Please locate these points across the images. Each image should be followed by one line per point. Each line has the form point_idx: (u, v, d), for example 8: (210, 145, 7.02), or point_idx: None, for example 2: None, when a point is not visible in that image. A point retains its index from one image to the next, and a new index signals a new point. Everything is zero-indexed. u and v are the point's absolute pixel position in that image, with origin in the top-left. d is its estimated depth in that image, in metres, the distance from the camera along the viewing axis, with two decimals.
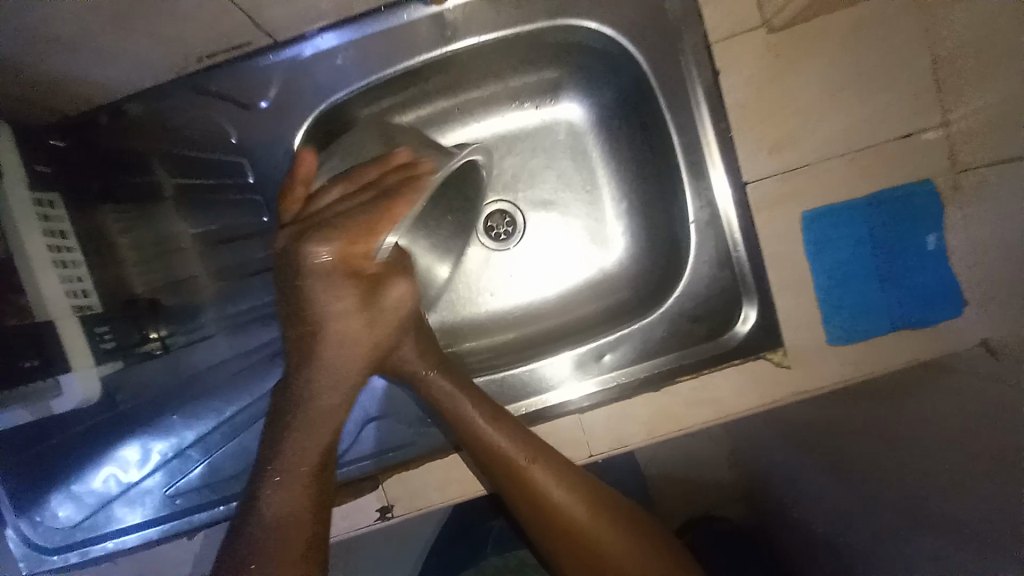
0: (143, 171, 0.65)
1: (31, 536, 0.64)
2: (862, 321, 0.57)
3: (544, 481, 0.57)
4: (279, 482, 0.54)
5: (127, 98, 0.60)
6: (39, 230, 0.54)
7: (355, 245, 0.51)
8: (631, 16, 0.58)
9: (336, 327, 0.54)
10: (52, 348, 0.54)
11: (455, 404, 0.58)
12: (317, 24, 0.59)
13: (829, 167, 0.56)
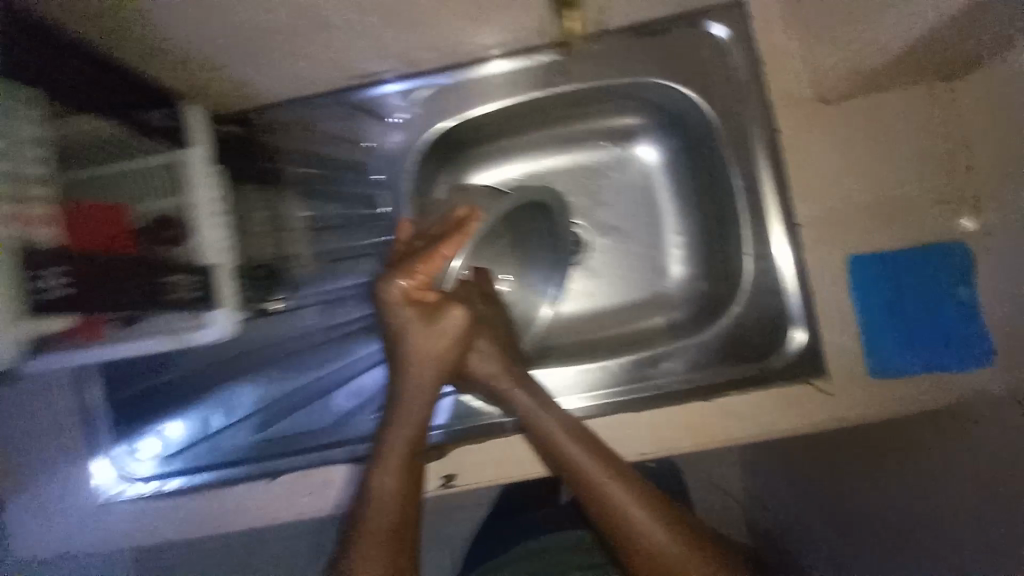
0: (273, 159, 0.77)
1: (136, 457, 0.75)
2: (898, 359, 0.63)
3: (609, 485, 0.62)
4: (380, 471, 0.63)
5: (287, 106, 0.75)
6: (211, 185, 0.61)
7: (420, 279, 0.62)
8: (706, 78, 0.70)
9: (418, 347, 0.63)
10: (208, 288, 0.60)
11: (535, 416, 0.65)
12: (386, 73, 0.72)
13: (870, 220, 0.64)
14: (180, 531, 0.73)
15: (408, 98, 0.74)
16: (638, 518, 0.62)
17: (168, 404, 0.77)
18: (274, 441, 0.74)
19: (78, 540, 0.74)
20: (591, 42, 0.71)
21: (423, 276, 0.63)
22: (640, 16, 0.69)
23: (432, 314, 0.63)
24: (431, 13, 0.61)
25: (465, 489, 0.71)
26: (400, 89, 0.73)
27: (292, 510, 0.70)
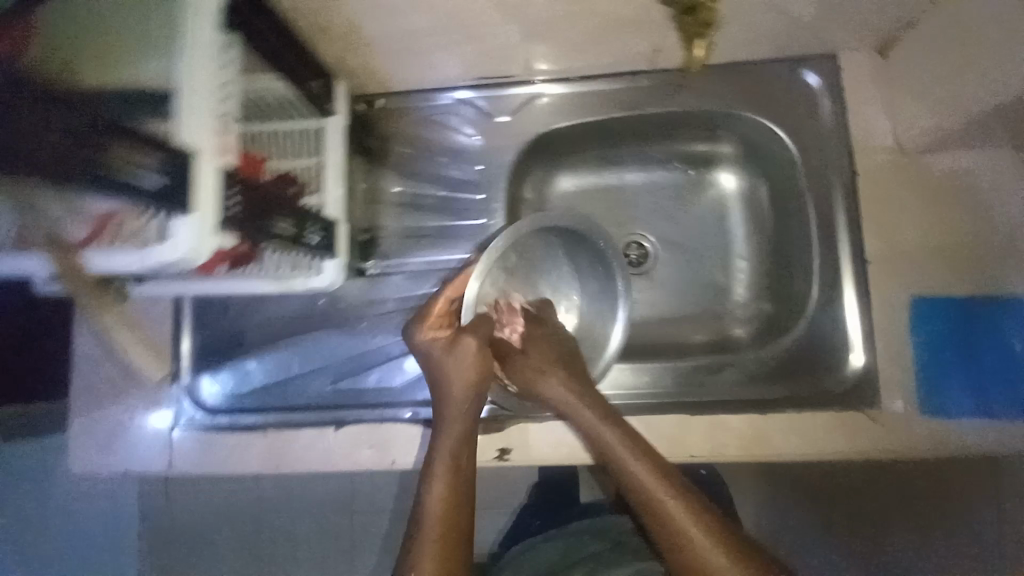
0: (381, 139, 0.84)
1: (207, 392, 0.79)
2: (949, 400, 0.67)
3: (659, 491, 0.61)
4: (436, 483, 0.65)
5: (402, 93, 0.82)
6: (343, 153, 0.72)
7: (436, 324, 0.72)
8: (795, 117, 0.75)
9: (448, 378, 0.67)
10: (331, 237, 0.70)
11: (575, 407, 0.66)
12: (454, 84, 0.81)
13: (934, 264, 0.69)
14: (240, 464, 0.76)
15: (475, 106, 0.83)
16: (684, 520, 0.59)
17: (244, 347, 0.81)
18: (341, 394, 0.78)
19: (146, 458, 0.78)
20: (690, 74, 0.77)
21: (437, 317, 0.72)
22: (740, 56, 0.75)
23: (451, 343, 0.68)
24: (561, 28, 0.69)
25: (519, 465, 0.74)
26: (469, 97, 0.82)
27: (354, 459, 0.74)
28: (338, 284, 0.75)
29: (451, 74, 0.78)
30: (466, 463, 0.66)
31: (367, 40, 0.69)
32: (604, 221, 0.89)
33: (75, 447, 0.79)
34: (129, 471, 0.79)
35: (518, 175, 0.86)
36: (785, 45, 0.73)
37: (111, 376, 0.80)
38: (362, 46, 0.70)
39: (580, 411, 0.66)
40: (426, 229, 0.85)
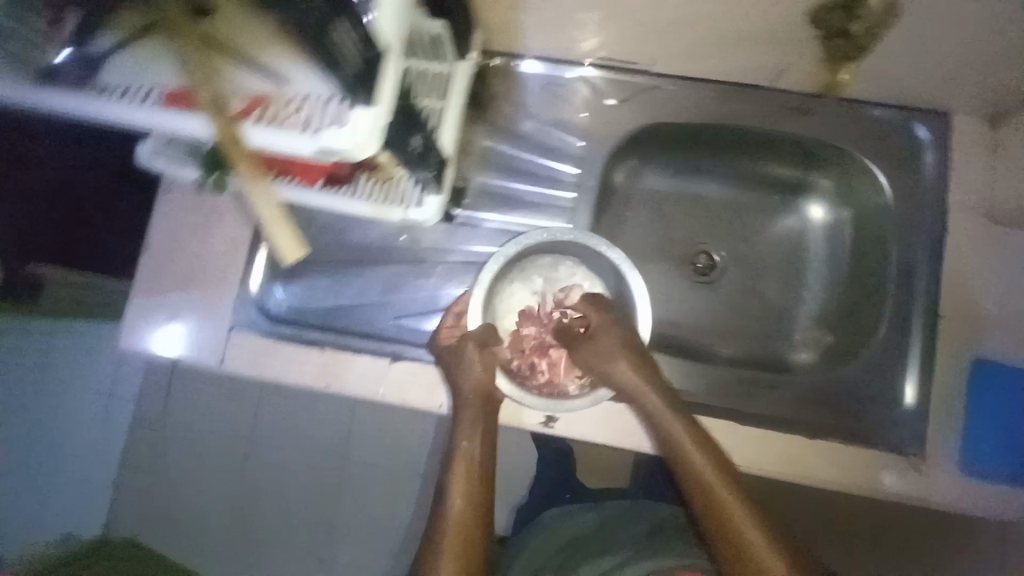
0: (480, 94, 0.83)
1: (275, 301, 0.81)
2: (991, 467, 0.68)
3: (698, 462, 0.66)
4: (457, 471, 0.71)
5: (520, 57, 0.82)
6: (462, 94, 0.72)
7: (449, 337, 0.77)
8: (897, 168, 0.77)
9: (459, 380, 0.73)
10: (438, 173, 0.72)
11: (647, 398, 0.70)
12: (522, 55, 0.81)
13: (1004, 335, 0.71)
14: (294, 377, 0.77)
15: (545, 81, 0.83)
16: (725, 498, 0.64)
17: (314, 265, 0.82)
18: (401, 331, 0.80)
19: (200, 351, 0.78)
20: (808, 104, 0.78)
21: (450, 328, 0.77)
22: (861, 96, 0.77)
23: (457, 350, 0.74)
24: (706, 32, 0.69)
25: (564, 435, 0.73)
26: (537, 70, 0.82)
27: (406, 396, 0.76)
28: (433, 219, 0.78)
29: (578, 51, 0.78)
30: (478, 457, 0.71)
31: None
32: (683, 227, 0.90)
33: (126, 325, 0.78)
34: (181, 361, 0.79)
35: (614, 163, 0.85)
36: (910, 95, 0.74)
37: (178, 264, 0.80)
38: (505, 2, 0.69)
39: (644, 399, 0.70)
40: (508, 195, 0.84)
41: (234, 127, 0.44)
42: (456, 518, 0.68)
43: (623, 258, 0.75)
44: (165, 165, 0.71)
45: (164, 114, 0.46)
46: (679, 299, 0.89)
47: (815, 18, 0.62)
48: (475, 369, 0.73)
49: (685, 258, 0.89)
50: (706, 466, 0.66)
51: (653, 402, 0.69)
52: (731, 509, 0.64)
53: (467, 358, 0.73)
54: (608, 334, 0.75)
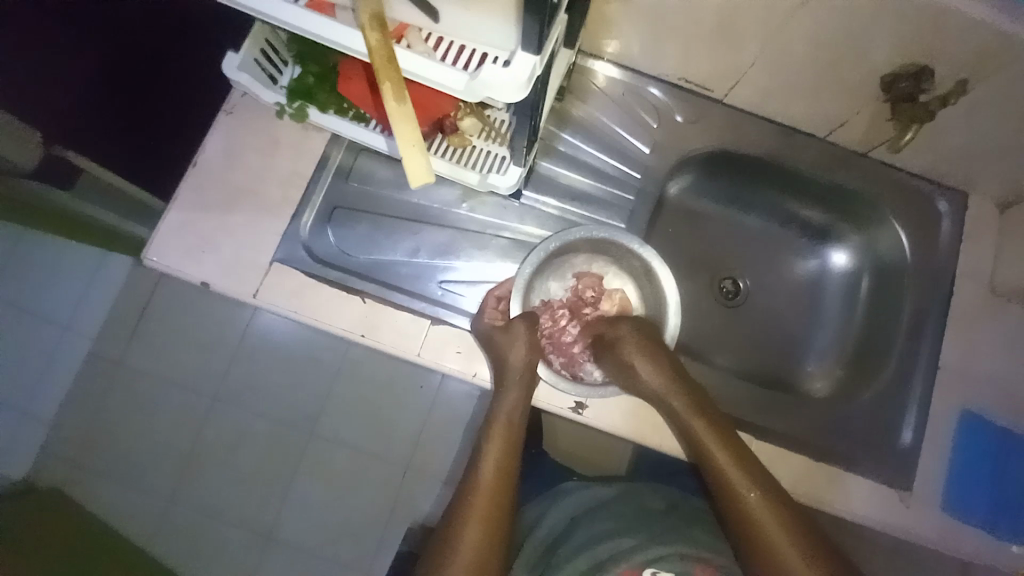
0: (566, 88, 0.86)
1: (319, 244, 0.78)
2: (966, 506, 0.77)
3: (733, 473, 0.69)
4: (496, 438, 0.71)
5: (605, 60, 0.86)
6: (560, 77, 0.72)
7: (497, 316, 0.75)
8: (922, 231, 0.85)
9: (504, 355, 0.72)
10: (526, 145, 0.70)
11: (684, 407, 0.72)
12: (603, 60, 0.86)
13: (987, 392, 0.81)
14: (331, 321, 0.75)
15: (621, 86, 0.87)
16: (758, 506, 0.66)
17: (366, 214, 0.81)
18: (443, 296, 0.79)
19: (233, 279, 0.75)
20: (857, 158, 0.86)
21: (497, 307, 0.76)
22: (900, 163, 0.85)
23: (506, 330, 0.73)
24: (790, 74, 0.76)
25: (589, 422, 0.76)
26: (613, 76, 0.87)
27: (444, 358, 0.76)
28: (507, 190, 0.75)
29: (665, 66, 0.83)
30: (518, 421, 0.72)
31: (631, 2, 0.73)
32: (717, 249, 0.96)
33: (160, 241, 0.75)
34: (210, 287, 0.75)
35: (673, 176, 0.90)
36: (940, 170, 0.84)
37: (226, 186, 0.77)
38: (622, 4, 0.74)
39: (680, 409, 0.72)
40: (569, 185, 0.87)
41: (388, 45, 0.46)
42: (487, 483, 0.68)
43: (658, 259, 0.78)
44: (249, 81, 0.68)
45: (310, 17, 0.47)
46: (704, 316, 0.93)
47: (888, 78, 0.71)
48: (518, 349, 0.72)
49: (715, 279, 0.95)
50: (737, 470, 0.69)
51: (687, 411, 0.72)
52: (764, 516, 0.66)
53: (507, 339, 0.73)
54: (642, 348, 0.74)
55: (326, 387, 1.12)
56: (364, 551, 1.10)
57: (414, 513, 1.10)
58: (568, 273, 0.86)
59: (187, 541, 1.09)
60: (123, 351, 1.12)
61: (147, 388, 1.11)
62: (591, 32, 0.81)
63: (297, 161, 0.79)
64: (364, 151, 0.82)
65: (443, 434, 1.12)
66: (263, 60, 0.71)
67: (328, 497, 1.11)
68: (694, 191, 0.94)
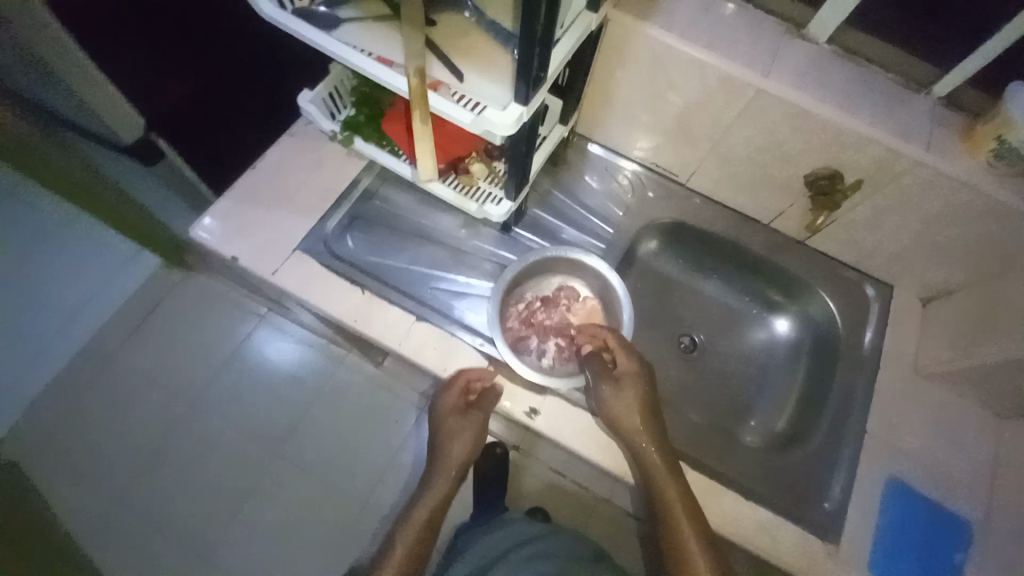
0: (561, 158, 1.07)
1: (336, 242, 0.93)
2: (892, 570, 0.81)
3: (687, 531, 0.76)
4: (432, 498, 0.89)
5: (596, 142, 1.08)
6: (553, 143, 0.92)
7: (465, 392, 0.86)
8: (853, 312, 0.98)
9: (453, 434, 0.90)
10: (521, 179, 0.84)
11: (676, 509, 0.77)
12: (596, 141, 1.08)
13: (915, 463, 0.87)
14: (331, 306, 0.87)
15: (606, 163, 1.08)
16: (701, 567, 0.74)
17: (381, 224, 0.97)
18: (431, 300, 0.92)
19: (259, 260, 0.89)
20: (796, 244, 1.03)
21: (463, 387, 0.85)
22: (834, 252, 1.01)
23: (465, 412, 0.87)
24: (737, 167, 0.96)
25: (539, 430, 0.83)
26: (600, 155, 1.08)
27: (422, 352, 0.86)
28: (498, 220, 0.91)
29: (641, 151, 1.04)
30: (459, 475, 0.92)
31: (617, 97, 0.95)
32: (677, 308, 1.09)
33: (209, 219, 0.90)
34: (239, 263, 0.90)
35: (643, 237, 1.06)
36: (867, 262, 1.00)
37: (273, 187, 0.95)
38: (609, 99, 0.96)
39: (674, 507, 0.77)
40: (554, 231, 1.03)
41: (424, 89, 0.65)
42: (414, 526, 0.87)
43: (620, 281, 0.88)
44: (314, 111, 0.88)
45: (375, 66, 0.68)
46: (663, 365, 1.04)
47: (810, 178, 0.91)
48: (463, 441, 0.90)
49: (674, 334, 1.07)
50: None
51: (681, 516, 0.76)
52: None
53: (455, 420, 0.88)
54: (633, 387, 0.82)
55: (321, 413, 1.48)
56: (329, 543, 1.38)
57: (375, 512, 1.41)
58: (547, 284, 0.97)
59: (187, 520, 1.38)
60: (163, 341, 1.53)
61: (181, 393, 1.50)
62: (586, 117, 1.03)
63: (336, 177, 0.97)
64: (391, 180, 1.00)
65: (396, 477, 1.45)
66: (330, 99, 0.92)
67: (305, 491, 1.42)
68: (664, 254, 1.10)
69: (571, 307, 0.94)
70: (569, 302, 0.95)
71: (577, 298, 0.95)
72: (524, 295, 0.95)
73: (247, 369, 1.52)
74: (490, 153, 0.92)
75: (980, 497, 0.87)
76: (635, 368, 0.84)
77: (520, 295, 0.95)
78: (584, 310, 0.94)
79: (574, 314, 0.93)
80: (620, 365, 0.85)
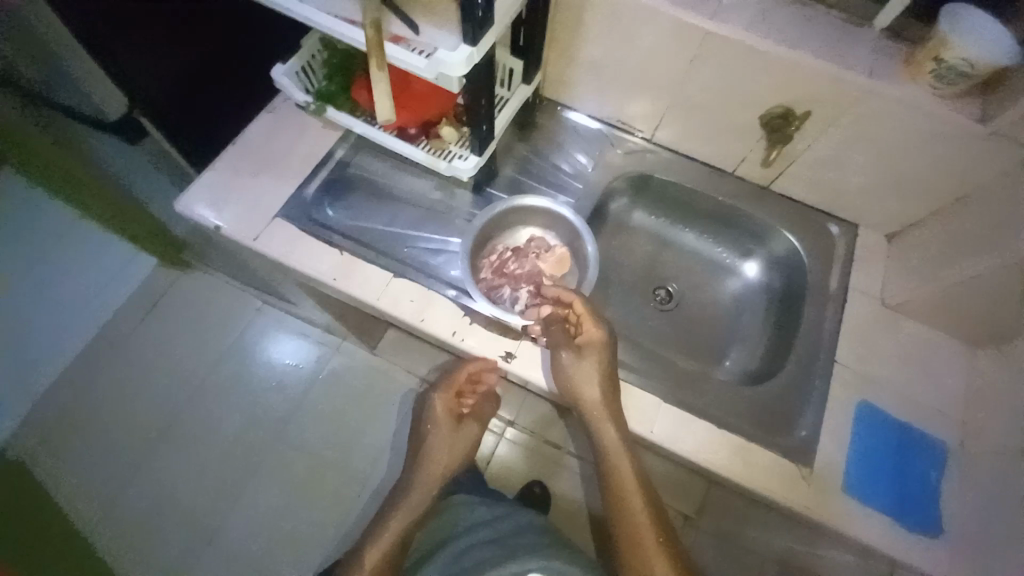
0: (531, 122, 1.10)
1: (313, 208, 0.96)
2: (868, 491, 0.82)
3: (633, 502, 0.86)
4: (411, 501, 1.03)
5: (568, 107, 1.12)
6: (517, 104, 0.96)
7: (452, 399, 1.04)
8: (820, 251, 1.01)
9: (436, 443, 1.05)
10: (487, 131, 0.87)
11: (629, 491, 0.87)
12: (566, 106, 1.12)
13: (886, 388, 0.89)
14: (309, 266, 0.91)
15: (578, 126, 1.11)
16: (646, 533, 0.84)
17: (357, 191, 1.01)
18: (407, 257, 0.95)
19: (242, 227, 0.93)
20: (762, 192, 1.06)
21: (451, 393, 1.02)
22: (798, 196, 1.04)
23: (454, 426, 1.06)
24: (696, 117, 1.00)
25: (514, 373, 0.87)
26: (575, 120, 1.12)
27: (400, 305, 0.89)
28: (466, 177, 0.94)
29: (606, 109, 1.08)
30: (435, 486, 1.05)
31: (576, 56, 0.99)
32: (651, 263, 1.12)
33: (193, 192, 0.95)
34: (222, 230, 0.93)
35: (614, 193, 1.10)
36: (831, 204, 1.03)
37: (252, 159, 0.99)
38: (570, 58, 1.00)
39: (629, 492, 0.87)
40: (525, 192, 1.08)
41: (379, 38, 0.69)
42: (394, 529, 1.00)
43: (586, 228, 0.92)
44: (287, 83, 0.92)
45: (334, 23, 0.72)
46: (641, 318, 1.07)
47: (766, 118, 0.94)
48: (445, 451, 1.05)
49: (649, 287, 1.10)
50: (655, 555, 0.82)
51: (634, 496, 0.87)
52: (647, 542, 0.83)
53: (444, 435, 1.05)
54: (597, 361, 0.84)
55: (319, 400, 1.58)
56: (326, 522, 1.46)
57: (368, 484, 1.49)
58: (518, 238, 1.00)
59: (195, 504, 1.47)
60: (168, 334, 1.64)
61: (189, 383, 1.59)
62: (551, 80, 1.07)
63: (313, 147, 1.01)
64: (367, 150, 1.05)
65: (392, 460, 1.52)
66: (303, 73, 0.96)
67: (305, 472, 1.50)
68: (636, 210, 1.13)
69: (545, 258, 0.95)
70: (539, 252, 0.97)
71: (547, 248, 0.97)
72: (496, 248, 0.99)
73: (249, 359, 1.62)
74: (458, 117, 0.96)
75: (957, 420, 0.88)
76: (601, 337, 0.86)
77: (492, 248, 0.98)
78: (554, 262, 0.95)
79: (544, 266, 0.95)
80: (589, 339, 0.86)
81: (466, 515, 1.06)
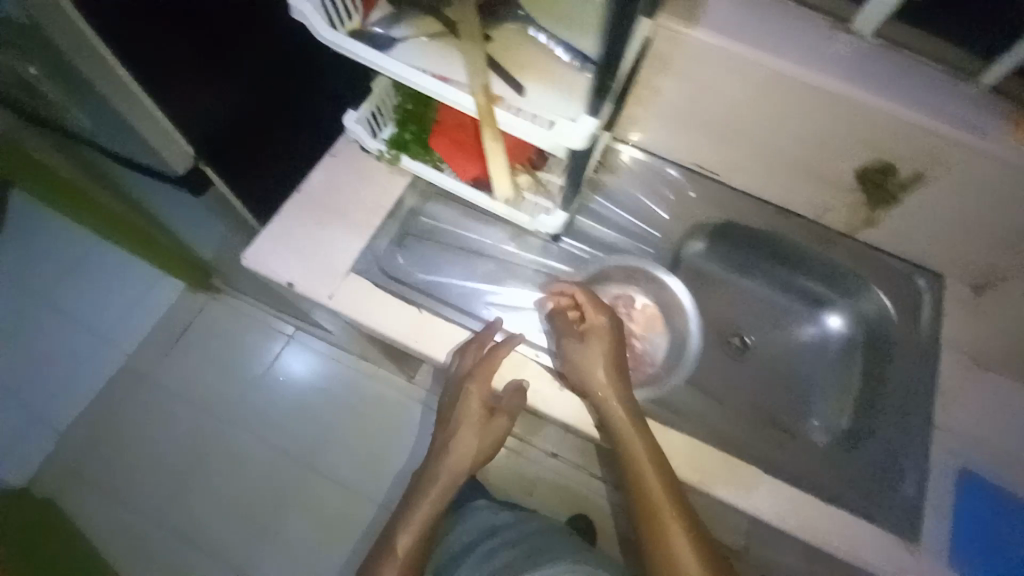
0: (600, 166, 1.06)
1: (385, 261, 0.92)
2: (971, 561, 0.80)
3: (655, 488, 0.75)
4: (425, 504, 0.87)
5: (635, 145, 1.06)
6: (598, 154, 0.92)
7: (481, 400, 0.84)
8: (904, 305, 0.98)
9: (456, 439, 0.88)
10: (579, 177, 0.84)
11: (644, 473, 0.76)
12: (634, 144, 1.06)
13: (984, 452, 0.86)
14: (387, 326, 0.87)
15: (652, 166, 1.06)
16: (670, 520, 0.74)
17: (432, 242, 0.98)
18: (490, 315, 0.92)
19: (314, 283, 0.89)
20: (845, 241, 1.02)
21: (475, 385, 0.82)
22: (882, 245, 1.01)
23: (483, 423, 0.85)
24: (781, 165, 0.96)
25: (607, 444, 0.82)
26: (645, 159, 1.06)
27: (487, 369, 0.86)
28: (551, 230, 0.91)
29: (681, 151, 1.03)
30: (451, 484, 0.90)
31: (658, 102, 0.94)
32: (726, 310, 1.11)
33: (257, 243, 0.90)
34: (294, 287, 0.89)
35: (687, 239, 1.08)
36: (917, 254, 0.99)
37: (319, 206, 0.94)
38: (650, 103, 0.95)
39: (646, 475, 0.76)
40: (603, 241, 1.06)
41: (490, 104, 0.65)
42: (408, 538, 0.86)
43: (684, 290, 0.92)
44: (361, 131, 0.88)
45: (434, 83, 0.67)
46: (714, 368, 1.05)
47: (861, 170, 0.90)
48: (469, 445, 0.87)
49: (723, 335, 1.09)
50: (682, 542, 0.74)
51: (653, 482, 0.75)
52: (676, 535, 0.74)
53: (473, 425, 0.86)
54: (601, 345, 0.82)
55: (359, 433, 1.53)
56: (359, 551, 1.43)
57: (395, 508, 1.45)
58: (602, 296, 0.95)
59: (235, 541, 1.44)
60: (200, 366, 1.59)
61: (225, 416, 1.54)
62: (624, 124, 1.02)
63: (379, 195, 0.95)
64: (435, 196, 0.99)
65: None
66: (372, 118, 0.91)
67: (348, 509, 1.46)
68: (710, 255, 1.11)
69: (634, 319, 0.93)
70: (627, 311, 0.94)
71: (635, 306, 0.94)
72: None
73: (286, 390, 1.57)
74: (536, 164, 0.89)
75: None
76: (603, 323, 0.84)
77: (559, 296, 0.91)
78: (643, 322, 0.94)
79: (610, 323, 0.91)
80: (595, 331, 0.84)
81: (469, 528, 1.07)
